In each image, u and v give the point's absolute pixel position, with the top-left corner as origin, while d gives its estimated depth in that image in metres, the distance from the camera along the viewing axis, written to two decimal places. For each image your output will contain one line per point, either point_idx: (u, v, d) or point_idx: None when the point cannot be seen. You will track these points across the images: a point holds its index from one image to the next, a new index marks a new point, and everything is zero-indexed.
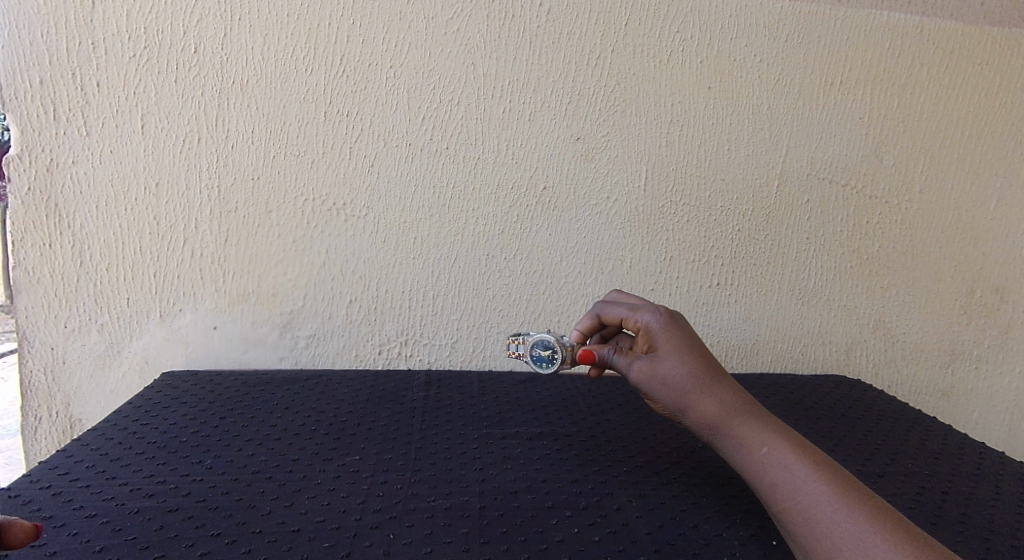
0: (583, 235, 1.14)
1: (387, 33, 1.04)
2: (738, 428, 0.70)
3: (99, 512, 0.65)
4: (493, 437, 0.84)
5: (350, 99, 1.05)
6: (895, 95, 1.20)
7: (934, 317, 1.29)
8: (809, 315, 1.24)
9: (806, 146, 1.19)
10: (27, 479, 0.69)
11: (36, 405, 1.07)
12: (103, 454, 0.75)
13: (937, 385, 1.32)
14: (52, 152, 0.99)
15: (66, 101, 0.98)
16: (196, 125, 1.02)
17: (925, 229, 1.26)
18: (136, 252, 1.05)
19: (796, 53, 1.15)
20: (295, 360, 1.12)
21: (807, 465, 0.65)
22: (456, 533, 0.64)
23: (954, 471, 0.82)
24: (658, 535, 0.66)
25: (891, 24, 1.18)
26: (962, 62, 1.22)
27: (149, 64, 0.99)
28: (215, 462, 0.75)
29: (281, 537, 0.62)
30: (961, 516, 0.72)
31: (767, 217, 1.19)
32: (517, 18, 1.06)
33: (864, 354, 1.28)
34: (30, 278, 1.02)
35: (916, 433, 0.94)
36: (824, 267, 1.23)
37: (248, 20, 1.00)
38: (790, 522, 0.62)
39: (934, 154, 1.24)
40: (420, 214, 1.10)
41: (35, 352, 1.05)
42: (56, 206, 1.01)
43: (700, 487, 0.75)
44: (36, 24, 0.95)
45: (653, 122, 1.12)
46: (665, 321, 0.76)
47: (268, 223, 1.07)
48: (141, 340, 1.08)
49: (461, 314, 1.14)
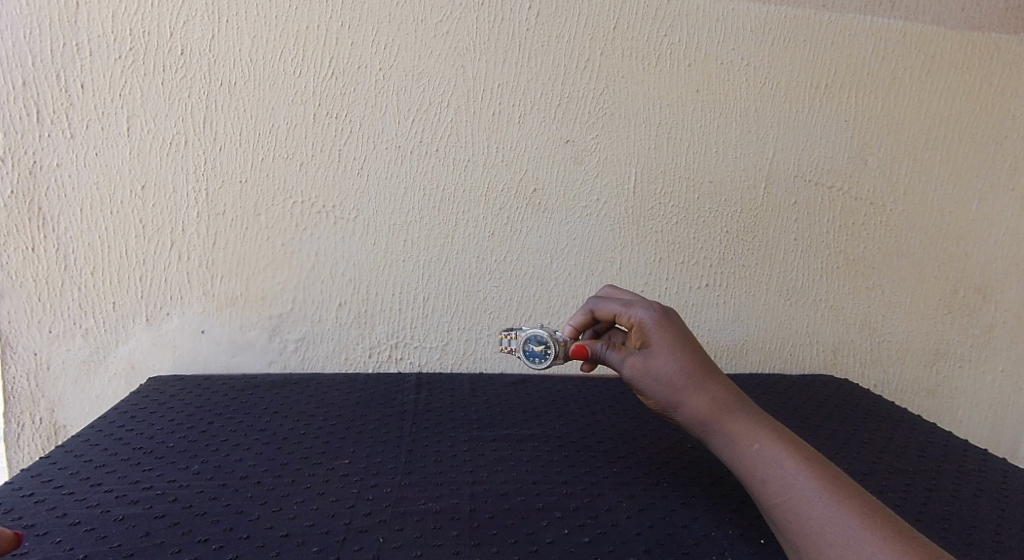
0: (572, 237, 1.14)
1: (377, 36, 1.04)
2: (730, 424, 0.70)
3: (84, 519, 0.64)
4: (484, 439, 0.84)
5: (339, 101, 1.04)
6: (881, 98, 1.22)
7: (919, 317, 1.31)
8: (797, 315, 1.25)
9: (794, 148, 1.20)
10: (9, 487, 0.68)
11: (20, 412, 1.05)
12: (88, 460, 0.74)
13: (922, 384, 1.34)
14: (36, 154, 0.98)
15: (50, 103, 0.97)
16: (184, 127, 1.01)
17: (909, 230, 1.27)
18: (122, 256, 1.04)
19: (783, 56, 1.17)
20: (285, 363, 1.12)
21: (798, 461, 0.65)
22: (446, 536, 0.64)
23: (940, 469, 0.83)
24: (648, 535, 0.66)
25: (876, 28, 1.20)
26: (944, 66, 1.24)
27: (136, 66, 0.99)
28: (202, 467, 0.74)
29: (269, 542, 0.62)
30: (946, 512, 0.73)
31: (755, 218, 1.20)
32: (506, 20, 1.06)
33: (850, 354, 1.29)
34: (13, 282, 1.01)
35: (902, 431, 0.95)
36: (811, 268, 1.24)
37: (236, 22, 1.00)
38: (781, 517, 0.63)
39: (918, 157, 1.26)
40: (410, 216, 1.10)
41: (19, 358, 1.03)
42: (40, 210, 1.00)
43: (690, 487, 0.75)
44: (21, 26, 0.94)
45: (642, 124, 1.13)
46: (658, 317, 0.77)
47: (256, 226, 1.06)
48: (127, 345, 1.06)
49: (452, 316, 1.14)
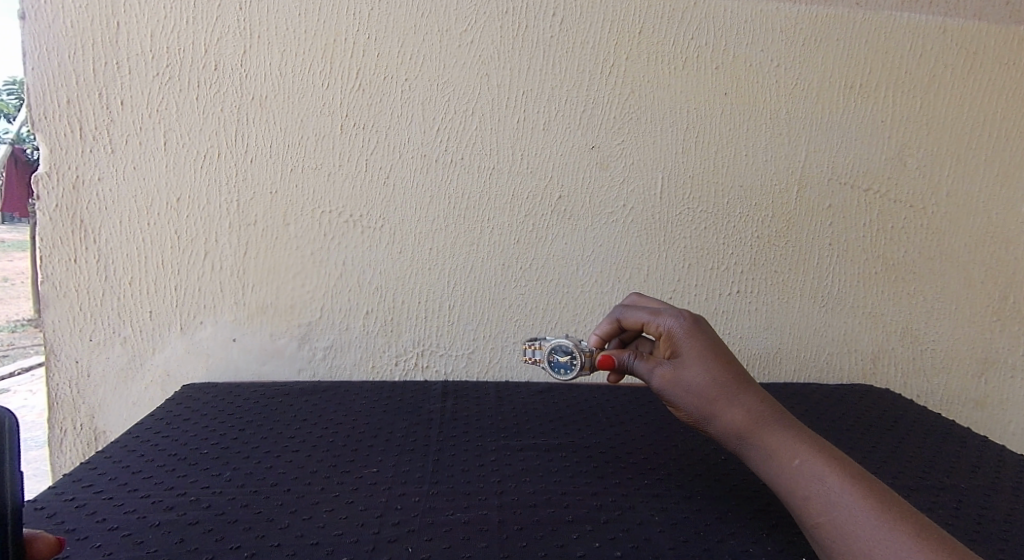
0: (599, 244, 1.13)
1: (403, 46, 1.05)
2: (767, 437, 0.68)
3: (122, 524, 0.65)
4: (512, 448, 0.84)
5: (367, 112, 1.06)
6: (919, 97, 1.18)
7: (965, 324, 1.26)
8: (834, 323, 1.22)
9: (827, 150, 1.17)
10: (52, 492, 0.70)
11: (62, 417, 1.09)
12: (126, 466, 0.76)
13: (970, 394, 1.29)
14: (79, 169, 1.02)
15: (92, 120, 1.01)
16: (217, 140, 1.04)
17: (953, 233, 1.23)
18: (159, 266, 1.07)
19: (814, 56, 1.14)
20: (313, 371, 1.13)
21: (842, 478, 0.63)
22: (476, 547, 0.64)
23: (992, 484, 0.80)
24: (682, 549, 0.64)
25: (913, 25, 1.16)
26: (987, 62, 1.20)
27: (172, 82, 1.01)
28: (234, 474, 0.75)
29: (300, 551, 0.62)
30: (1001, 530, 0.69)
31: (787, 222, 1.17)
32: (531, 28, 1.06)
33: (891, 362, 1.25)
34: (57, 292, 1.05)
35: (948, 443, 0.91)
36: (848, 273, 1.21)
37: (267, 37, 1.02)
38: (824, 537, 0.61)
39: (961, 156, 1.21)
40: (436, 224, 1.10)
41: (61, 366, 1.07)
42: (83, 222, 1.03)
43: (724, 501, 0.73)
44: (65, 46, 0.98)
45: (669, 129, 1.12)
46: (688, 325, 0.75)
47: (286, 236, 1.08)
48: (163, 353, 1.09)
49: (478, 324, 1.14)
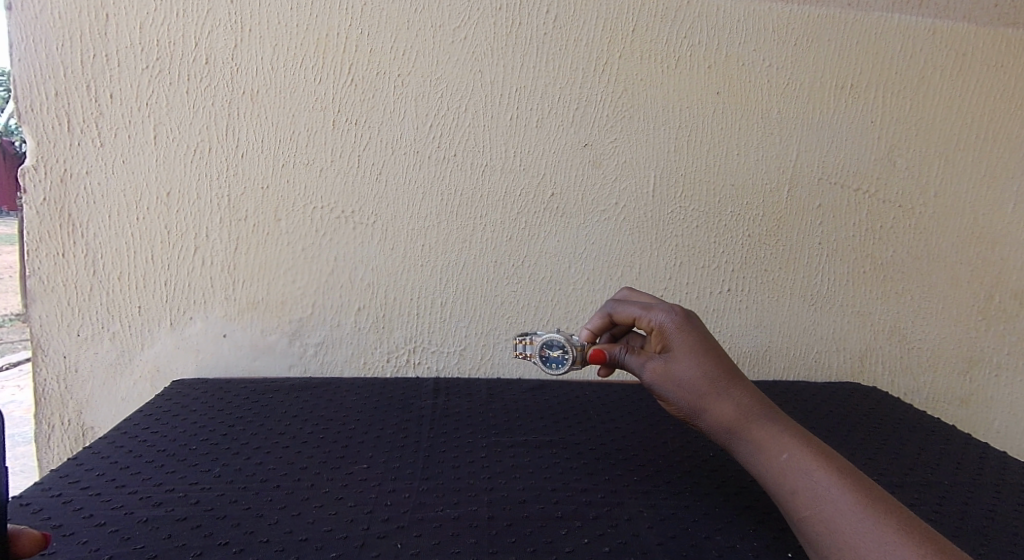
0: (592, 242, 1.14)
1: (396, 42, 1.04)
2: (757, 432, 0.68)
3: (108, 520, 0.65)
4: (502, 445, 0.84)
5: (360, 107, 1.05)
6: (908, 98, 1.19)
7: (952, 323, 1.28)
8: (823, 321, 1.22)
9: (818, 150, 1.17)
10: (38, 488, 0.69)
11: (50, 413, 1.08)
12: (114, 462, 0.75)
13: (956, 393, 1.30)
14: (67, 162, 1.01)
15: (81, 113, 1.00)
16: (209, 135, 1.03)
17: (941, 232, 1.24)
18: (149, 261, 1.06)
19: (805, 57, 1.14)
20: (304, 368, 1.13)
21: (829, 472, 0.63)
22: (465, 542, 0.64)
23: (976, 481, 0.80)
24: (669, 545, 0.65)
25: (903, 27, 1.17)
26: (975, 64, 1.21)
27: (162, 76, 1.01)
28: (223, 470, 0.75)
29: (290, 547, 0.62)
30: (984, 526, 0.70)
31: (776, 221, 1.18)
32: (524, 25, 1.06)
33: (879, 360, 1.26)
34: (44, 286, 1.04)
35: (935, 441, 0.92)
36: (836, 271, 1.21)
37: (259, 31, 1.01)
38: (809, 529, 0.62)
39: (949, 158, 1.22)
40: (428, 221, 1.10)
41: (49, 361, 1.06)
42: (70, 216, 1.02)
43: (713, 497, 0.74)
44: (53, 38, 0.97)
45: (661, 127, 1.12)
46: (680, 320, 0.75)
47: (278, 231, 1.08)
48: (153, 348, 1.09)
49: (470, 321, 1.14)
